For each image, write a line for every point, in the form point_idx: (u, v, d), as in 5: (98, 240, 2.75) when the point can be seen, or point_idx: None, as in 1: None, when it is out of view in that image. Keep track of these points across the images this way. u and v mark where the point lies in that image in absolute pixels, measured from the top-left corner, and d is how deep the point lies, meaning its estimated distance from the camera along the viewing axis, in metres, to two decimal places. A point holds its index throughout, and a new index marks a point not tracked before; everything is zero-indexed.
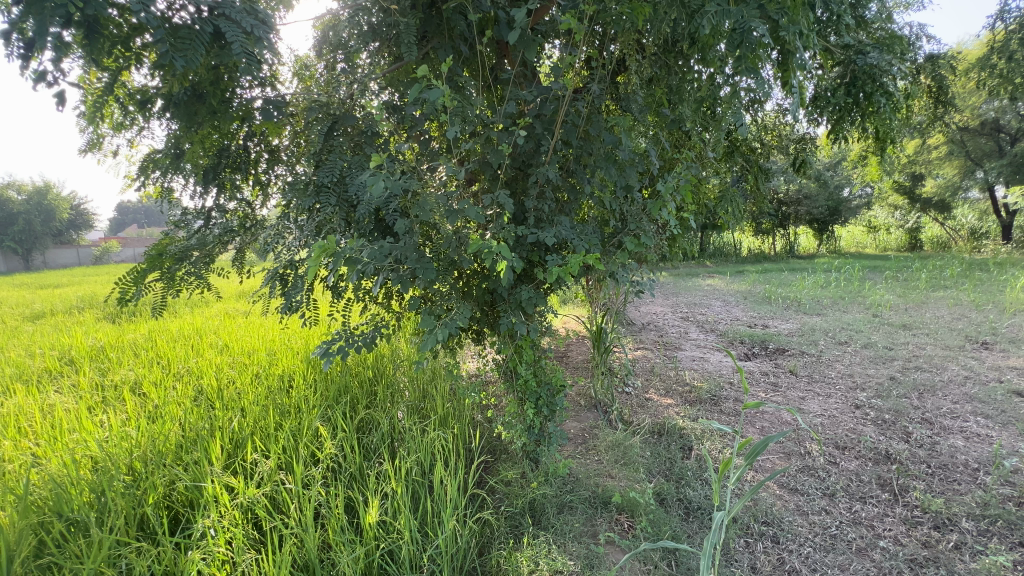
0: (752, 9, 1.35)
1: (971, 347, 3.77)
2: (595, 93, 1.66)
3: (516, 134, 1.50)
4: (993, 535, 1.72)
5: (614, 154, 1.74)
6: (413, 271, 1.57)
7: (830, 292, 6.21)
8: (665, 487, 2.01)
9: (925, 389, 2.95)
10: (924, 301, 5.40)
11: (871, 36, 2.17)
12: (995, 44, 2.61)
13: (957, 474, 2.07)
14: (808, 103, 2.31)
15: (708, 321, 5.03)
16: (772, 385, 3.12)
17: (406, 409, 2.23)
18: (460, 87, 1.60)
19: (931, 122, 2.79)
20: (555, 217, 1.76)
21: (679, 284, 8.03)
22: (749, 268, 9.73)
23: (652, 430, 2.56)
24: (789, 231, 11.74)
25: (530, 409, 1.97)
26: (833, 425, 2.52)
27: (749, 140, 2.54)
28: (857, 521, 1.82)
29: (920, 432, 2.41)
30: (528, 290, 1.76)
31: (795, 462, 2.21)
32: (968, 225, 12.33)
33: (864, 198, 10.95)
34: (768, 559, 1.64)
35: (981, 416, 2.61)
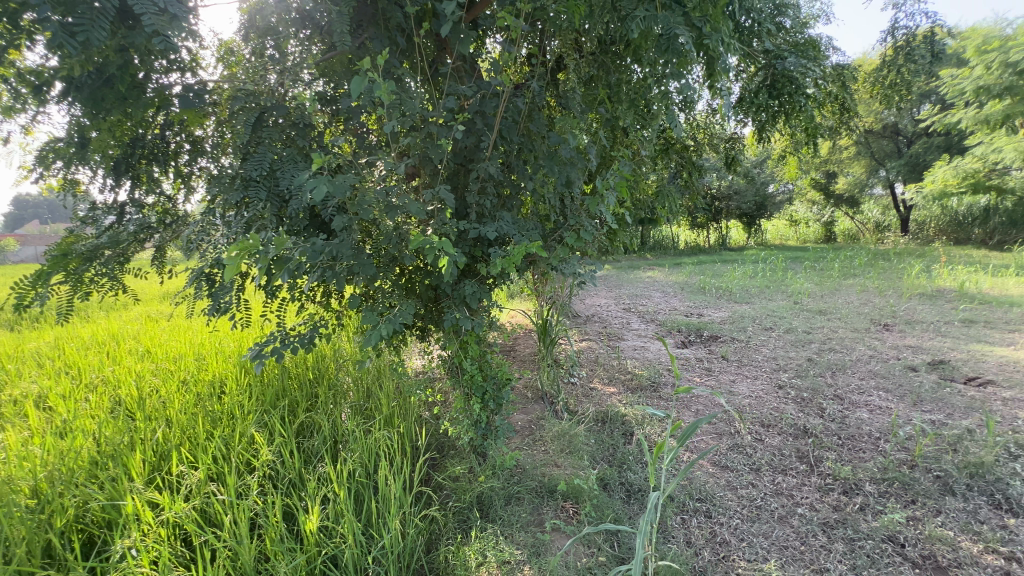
0: (677, 17, 1.45)
1: (875, 329, 4.19)
2: (533, 90, 1.70)
3: (456, 130, 1.50)
4: (891, 495, 1.93)
5: (554, 151, 1.79)
6: (351, 269, 1.53)
7: (756, 282, 6.66)
8: (608, 472, 2.09)
9: (837, 368, 3.26)
10: (836, 289, 5.93)
11: (788, 42, 2.35)
12: (886, 58, 2.93)
13: (862, 443, 2.30)
14: (735, 104, 2.46)
15: (648, 311, 5.27)
16: (706, 370, 3.32)
17: (349, 410, 2.18)
18: (398, 79, 1.57)
19: (839, 126, 3.09)
20: (497, 212, 1.77)
21: (622, 276, 8.30)
22: (685, 260, 10.25)
23: (596, 418, 2.65)
24: (721, 225, 12.47)
25: (476, 403, 1.99)
26: (759, 405, 2.73)
27: (683, 138, 2.69)
28: (779, 491, 1.99)
29: (832, 406, 2.67)
30: (471, 285, 1.75)
31: (726, 441, 2.37)
32: (873, 220, 13.31)
33: (786, 194, 11.83)
34: (701, 533, 1.76)
35: (883, 390, 2.91)
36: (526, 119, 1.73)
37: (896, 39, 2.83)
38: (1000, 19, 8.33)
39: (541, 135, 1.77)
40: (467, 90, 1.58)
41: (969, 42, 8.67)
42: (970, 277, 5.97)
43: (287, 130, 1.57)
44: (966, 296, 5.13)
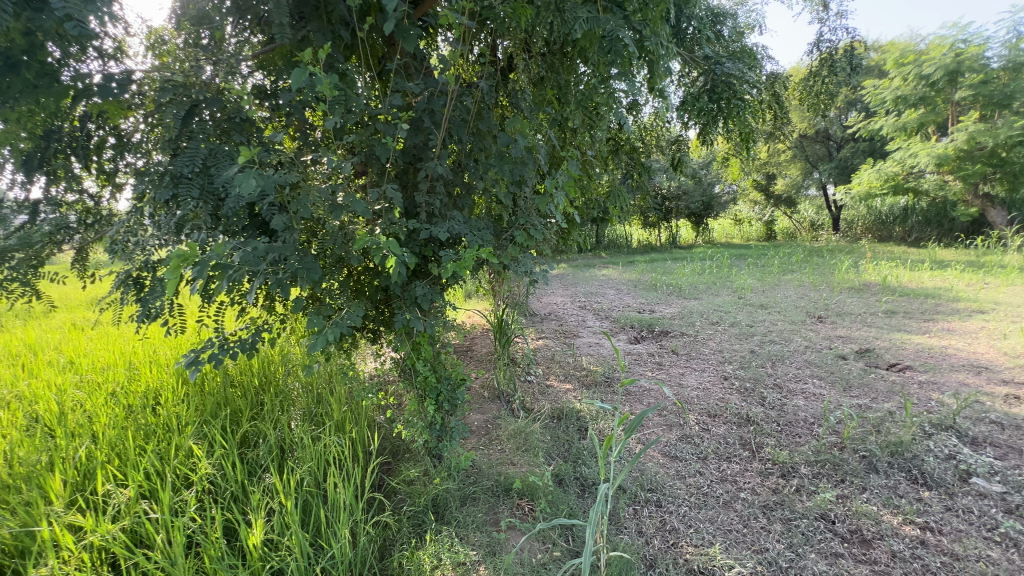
0: (618, 20, 1.50)
1: (810, 321, 4.48)
2: (482, 89, 1.71)
3: (402, 128, 1.47)
4: (823, 476, 2.06)
5: (504, 151, 1.80)
6: (294, 270, 1.47)
7: (704, 278, 6.97)
8: (563, 468, 2.12)
9: (776, 358, 3.46)
10: (776, 284, 6.29)
11: (725, 49, 2.47)
12: (813, 67, 3.14)
13: (798, 428, 2.46)
14: (678, 108, 2.56)
15: (602, 308, 5.39)
16: (657, 365, 3.44)
17: (298, 418, 2.10)
18: (342, 75, 1.53)
19: (774, 130, 3.28)
20: (447, 212, 1.75)
21: (578, 274, 8.45)
22: (638, 258, 10.57)
23: (552, 415, 2.69)
24: (672, 224, 12.94)
25: (430, 405, 1.97)
26: (706, 396, 2.85)
27: (632, 139, 2.77)
28: (724, 478, 2.09)
29: (772, 395, 2.83)
30: (422, 286, 1.73)
31: (675, 432, 2.47)
32: (808, 219, 14.03)
33: (731, 194, 12.43)
34: (652, 522, 1.82)
35: (817, 377, 3.11)
36: (475, 117, 1.73)
37: (821, 52, 3.01)
38: (915, 35, 9.12)
39: (491, 135, 1.78)
40: (414, 87, 1.56)
41: (888, 55, 9.44)
42: (892, 271, 6.49)
43: (223, 126, 1.49)
44: (888, 289, 5.57)
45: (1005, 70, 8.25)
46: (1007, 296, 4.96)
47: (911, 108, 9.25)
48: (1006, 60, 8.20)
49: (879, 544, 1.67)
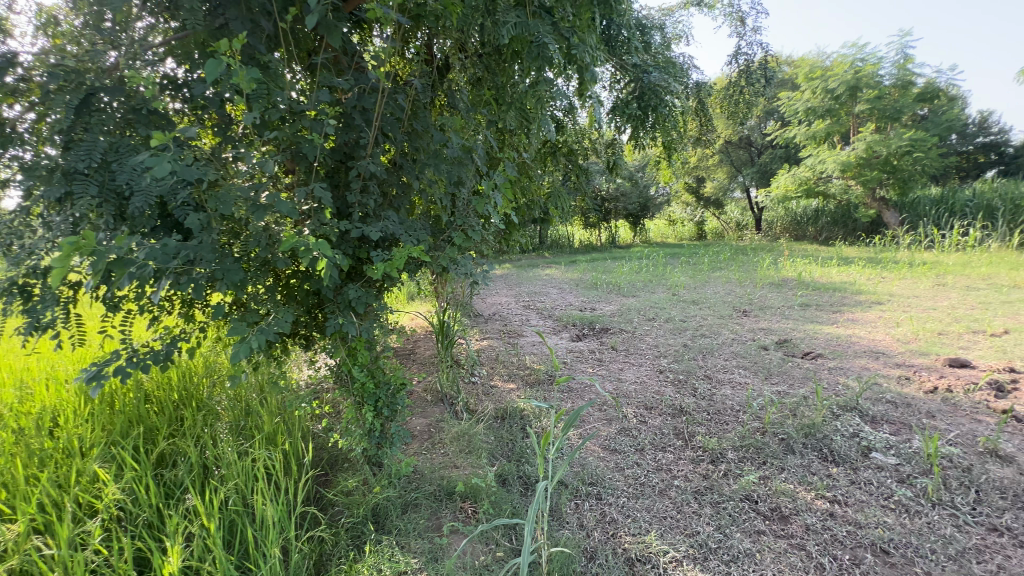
0: (545, 26, 1.56)
1: (736, 315, 4.80)
2: (415, 88, 1.68)
3: (330, 125, 1.41)
4: (747, 459, 2.21)
5: (440, 152, 1.78)
6: (213, 274, 1.37)
7: (641, 276, 7.26)
8: (506, 468, 2.13)
9: (706, 351, 3.67)
10: (706, 281, 6.68)
11: (652, 59, 2.60)
12: (732, 78, 3.35)
13: (726, 416, 2.62)
14: (611, 113, 2.65)
15: (545, 307, 5.49)
16: (598, 361, 3.54)
17: (224, 432, 1.96)
18: (264, 67, 1.44)
19: (700, 136, 3.48)
20: (382, 212, 1.70)
21: (522, 274, 8.54)
22: (580, 257, 10.85)
23: (496, 415, 2.69)
24: (611, 225, 13.38)
25: (368, 412, 1.90)
26: (643, 390, 2.98)
27: (569, 142, 2.83)
28: (659, 467, 2.18)
29: (702, 386, 3.00)
30: (356, 289, 1.67)
31: (615, 426, 2.55)
32: (735, 220, 15.01)
33: (665, 196, 13.05)
34: (592, 515, 1.87)
35: (742, 368, 3.34)
36: (409, 116, 1.71)
37: (738, 64, 3.22)
38: (821, 52, 10.03)
39: (426, 134, 1.75)
40: (342, 83, 1.51)
41: (800, 70, 10.31)
42: (806, 268, 7.08)
43: (127, 117, 1.35)
44: (803, 284, 6.08)
45: (895, 87, 9.24)
46: (900, 288, 5.56)
47: (820, 119, 10.15)
48: (896, 78, 9.19)
49: (795, 519, 1.81)
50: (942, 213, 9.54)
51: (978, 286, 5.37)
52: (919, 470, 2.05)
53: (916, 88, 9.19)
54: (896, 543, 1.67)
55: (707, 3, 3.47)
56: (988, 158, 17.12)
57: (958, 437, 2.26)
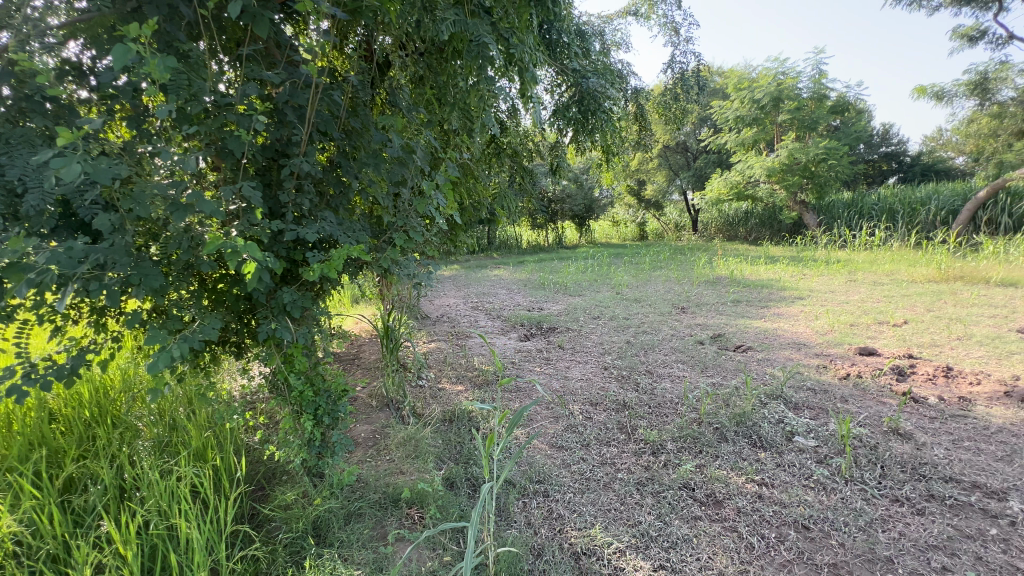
0: (484, 25, 1.57)
1: (675, 312, 5.04)
2: (352, 84, 1.63)
3: (259, 120, 1.34)
4: (684, 449, 2.32)
5: (379, 150, 1.74)
6: (127, 279, 1.26)
7: (587, 276, 7.44)
8: (454, 471, 2.11)
9: (648, 347, 3.82)
10: (648, 279, 6.95)
11: (591, 64, 2.68)
12: (668, 86, 3.52)
13: (666, 408, 2.74)
14: (553, 116, 2.70)
15: (494, 308, 5.50)
16: (545, 360, 3.60)
17: (145, 450, 1.80)
18: (184, 57, 1.34)
19: (639, 141, 3.62)
20: (318, 212, 1.64)
21: (470, 275, 8.50)
22: (528, 258, 10.98)
23: (443, 418, 2.67)
24: (558, 225, 13.60)
25: (308, 420, 1.82)
26: (589, 387, 3.06)
27: (513, 143, 2.85)
28: (604, 461, 2.25)
29: (644, 380, 3.13)
30: (291, 292, 1.59)
31: (562, 424, 2.60)
32: (674, 221, 15.67)
33: (608, 197, 13.46)
34: (539, 513, 1.89)
35: (681, 362, 3.51)
36: (346, 113, 1.65)
37: (674, 73, 3.39)
38: (748, 65, 10.75)
39: (364, 132, 1.71)
40: (272, 76, 1.43)
41: (730, 80, 10.98)
42: (737, 266, 7.55)
43: (21, 106, 1.21)
44: (735, 281, 6.48)
45: (812, 99, 10.06)
46: (818, 284, 6.06)
47: (747, 127, 10.87)
48: (812, 91, 10.01)
49: (727, 503, 1.92)
50: (852, 215, 10.49)
51: (883, 281, 5.95)
52: (835, 450, 2.23)
53: (830, 101, 10.06)
54: (815, 518, 1.81)
55: (643, 13, 3.62)
56: (890, 166, 19.03)
57: (867, 419, 2.48)
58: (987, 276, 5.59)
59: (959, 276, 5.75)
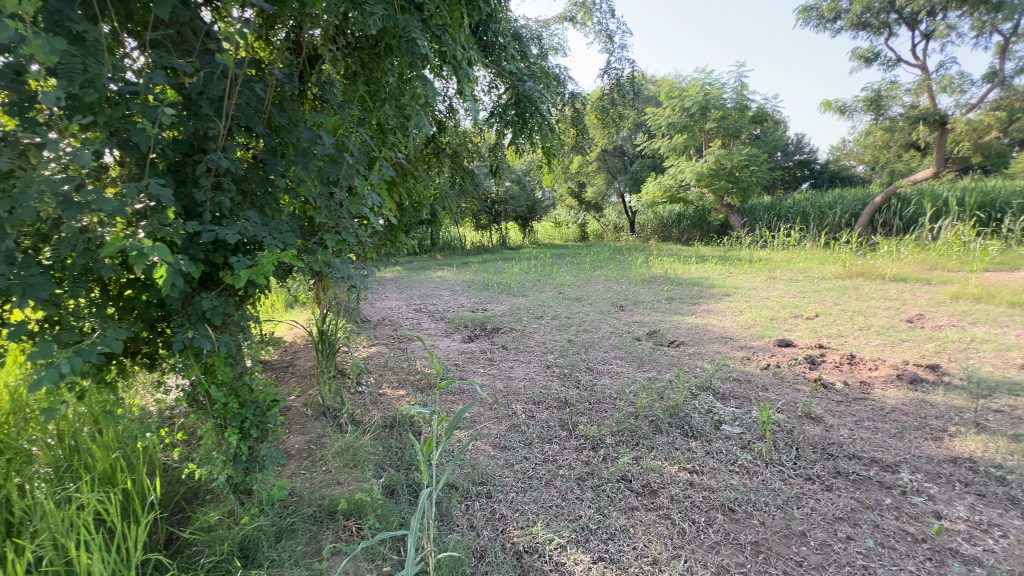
0: (415, 21, 1.57)
1: (614, 310, 5.21)
2: (276, 77, 1.54)
3: (167, 112, 1.23)
4: (622, 442, 2.40)
5: (307, 147, 1.66)
6: (8, 287, 1.12)
7: (530, 276, 7.53)
8: (394, 478, 2.06)
9: (588, 345, 3.93)
10: (588, 279, 7.15)
11: (529, 67, 2.71)
12: (604, 91, 3.64)
13: (605, 403, 2.83)
14: (491, 117, 2.71)
15: (437, 310, 5.43)
16: (489, 361, 3.60)
17: (39, 476, 1.61)
18: (77, 38, 1.21)
19: (577, 143, 3.72)
20: (240, 212, 1.53)
21: (413, 277, 8.34)
22: (472, 258, 10.96)
23: (384, 424, 2.59)
24: (501, 227, 13.64)
25: (233, 434, 1.70)
26: (532, 386, 3.09)
27: (452, 144, 2.83)
28: (546, 459, 2.28)
29: (585, 378, 3.21)
30: (209, 298, 1.48)
31: (506, 424, 2.61)
32: (613, 222, 16.22)
33: (550, 199, 13.69)
34: (482, 514, 1.89)
35: (619, 358, 3.64)
36: (270, 108, 1.57)
37: (609, 79, 3.51)
38: (679, 75, 11.35)
39: (291, 128, 1.63)
40: (183, 64, 1.32)
41: (662, 89, 11.55)
42: (671, 265, 7.95)
43: None
44: (669, 280, 6.81)
45: (735, 109, 10.78)
46: (743, 281, 6.51)
47: (679, 133, 11.46)
48: (736, 102, 10.72)
49: (662, 492, 2.01)
50: (771, 217, 11.36)
51: (797, 278, 6.49)
52: (757, 436, 2.40)
53: (751, 112, 10.83)
54: (739, 501, 1.94)
55: (579, 19, 3.72)
56: (803, 172, 20.82)
57: (784, 405, 2.69)
58: (883, 272, 6.25)
59: (861, 272, 6.38)
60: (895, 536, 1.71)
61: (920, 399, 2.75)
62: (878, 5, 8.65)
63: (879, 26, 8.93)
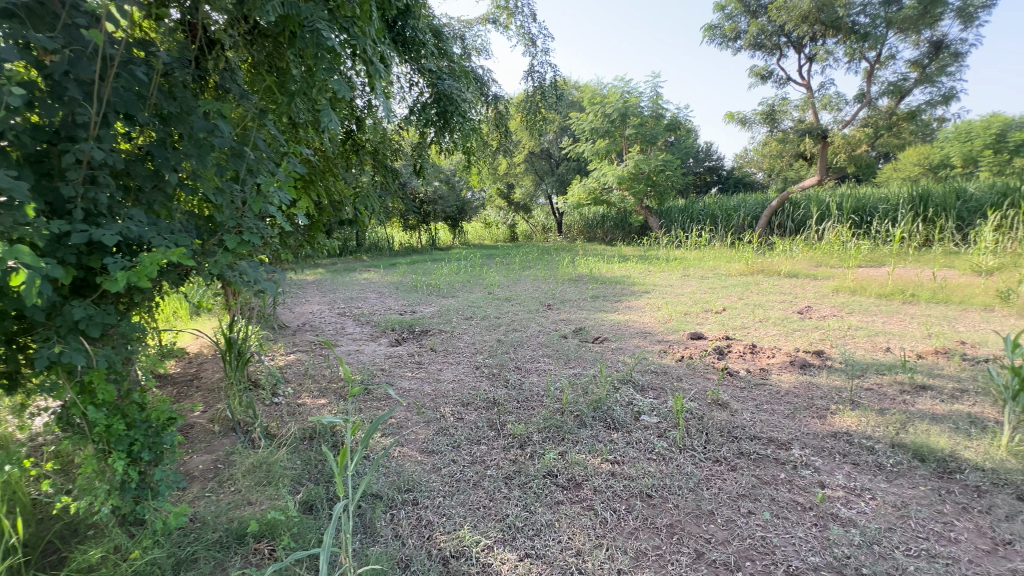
0: (320, 11, 1.51)
1: (542, 309, 5.32)
2: (162, 60, 1.39)
3: (18, 92, 1.06)
4: (548, 438, 2.45)
5: (203, 140, 1.52)
6: None
7: (460, 277, 7.47)
8: (313, 492, 1.94)
9: (517, 344, 3.97)
10: (518, 279, 7.24)
11: (449, 66, 2.69)
12: (527, 95, 3.70)
13: (533, 401, 2.88)
14: (409, 115, 2.66)
15: (363, 313, 5.22)
16: (417, 364, 3.52)
17: None
18: None
19: (502, 144, 3.74)
20: (122, 210, 1.37)
21: (337, 279, 7.96)
22: (400, 260, 10.68)
23: (302, 436, 2.44)
24: (431, 227, 13.39)
25: (118, 460, 1.50)
26: (461, 388, 3.07)
27: (372, 141, 2.74)
28: (474, 460, 2.27)
29: (513, 377, 3.24)
30: (84, 307, 1.31)
31: (433, 428, 2.57)
32: (541, 223, 16.56)
33: (480, 199, 13.68)
34: (407, 522, 1.84)
35: (547, 355, 3.72)
36: (157, 94, 1.41)
37: (532, 82, 3.57)
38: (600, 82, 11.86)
39: (183, 117, 1.48)
40: (41, 38, 1.15)
41: (586, 95, 12.00)
42: (596, 265, 8.26)
43: None
44: (594, 279, 7.08)
45: (652, 117, 11.46)
46: (661, 279, 6.93)
47: (601, 138, 11.96)
48: (652, 110, 11.40)
49: (586, 484, 2.08)
50: (685, 219, 12.21)
51: (708, 275, 7.02)
52: (672, 424, 2.55)
53: (666, 120, 11.56)
54: (656, 486, 2.05)
55: (502, 22, 3.75)
56: (712, 178, 22.60)
57: (696, 394, 2.90)
58: (779, 269, 6.93)
59: (761, 269, 7.04)
60: (788, 507, 1.90)
61: (809, 382, 3.08)
62: (771, 28, 9.59)
63: (772, 47, 9.90)
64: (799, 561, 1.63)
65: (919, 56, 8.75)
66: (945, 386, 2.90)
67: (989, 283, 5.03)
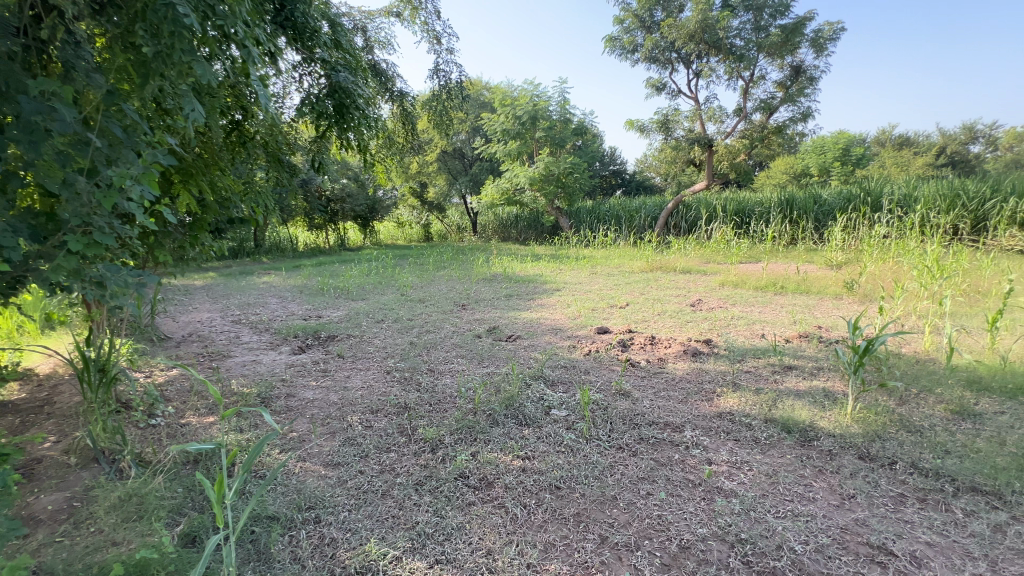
0: None
1: (456, 309, 5.28)
2: None
3: None
4: (460, 439, 2.43)
5: (36, 124, 1.30)
6: None
7: (371, 279, 7.18)
8: (196, 522, 1.74)
9: (431, 346, 3.90)
10: (432, 280, 7.13)
11: (346, 57, 2.56)
12: (434, 92, 3.63)
13: (446, 403, 2.84)
14: (302, 106, 2.49)
15: (261, 320, 4.81)
16: (322, 372, 3.31)
17: None
18: None
19: (409, 142, 3.64)
20: None
21: (231, 283, 7.25)
22: (305, 262, 10.01)
23: (184, 461, 2.18)
24: (339, 227, 12.71)
25: None
26: (370, 394, 2.94)
27: (262, 133, 2.54)
28: (383, 469, 2.18)
29: (426, 380, 3.17)
30: None
31: (339, 439, 2.43)
32: (456, 223, 16.44)
33: (392, 198, 13.25)
34: (308, 543, 1.71)
35: (461, 356, 3.69)
36: None
37: (438, 81, 3.51)
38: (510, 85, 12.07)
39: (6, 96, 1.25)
40: None
41: (496, 96, 12.15)
42: (510, 264, 8.39)
43: None
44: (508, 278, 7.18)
45: (560, 121, 11.90)
46: (571, 278, 7.21)
47: (512, 140, 12.17)
48: (560, 115, 11.83)
49: (497, 483, 2.08)
50: (593, 220, 12.82)
51: (614, 272, 7.44)
52: (580, 416, 2.66)
53: (573, 124, 12.06)
54: (564, 478, 2.12)
55: (406, 16, 3.65)
56: (617, 181, 24.03)
57: (602, 386, 3.05)
58: (675, 265, 7.55)
59: (660, 266, 7.61)
60: (680, 485, 2.06)
61: (699, 368, 3.37)
62: (663, 44, 10.40)
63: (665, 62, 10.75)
64: (690, 534, 1.77)
65: (783, 78, 10.00)
66: (806, 365, 3.35)
67: (837, 275, 5.90)
